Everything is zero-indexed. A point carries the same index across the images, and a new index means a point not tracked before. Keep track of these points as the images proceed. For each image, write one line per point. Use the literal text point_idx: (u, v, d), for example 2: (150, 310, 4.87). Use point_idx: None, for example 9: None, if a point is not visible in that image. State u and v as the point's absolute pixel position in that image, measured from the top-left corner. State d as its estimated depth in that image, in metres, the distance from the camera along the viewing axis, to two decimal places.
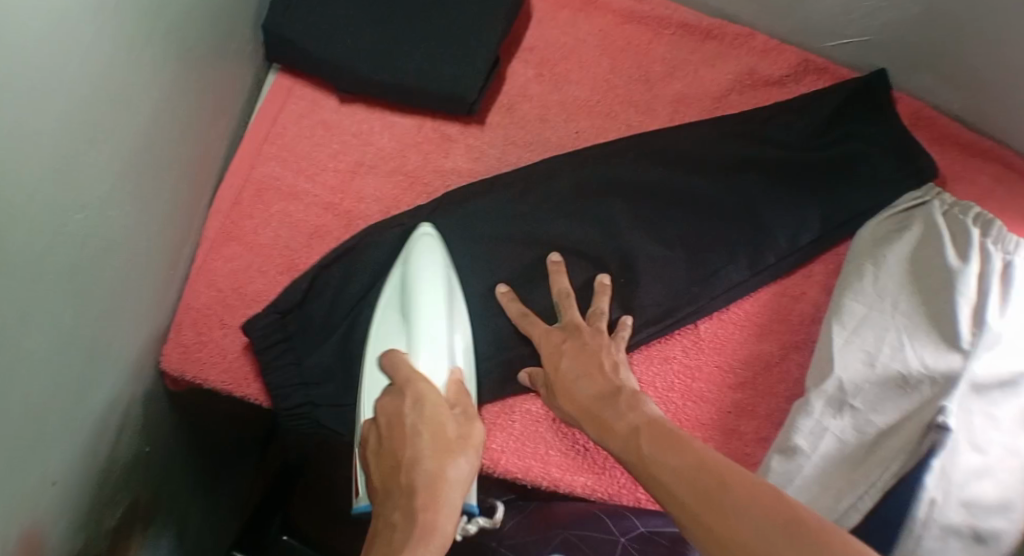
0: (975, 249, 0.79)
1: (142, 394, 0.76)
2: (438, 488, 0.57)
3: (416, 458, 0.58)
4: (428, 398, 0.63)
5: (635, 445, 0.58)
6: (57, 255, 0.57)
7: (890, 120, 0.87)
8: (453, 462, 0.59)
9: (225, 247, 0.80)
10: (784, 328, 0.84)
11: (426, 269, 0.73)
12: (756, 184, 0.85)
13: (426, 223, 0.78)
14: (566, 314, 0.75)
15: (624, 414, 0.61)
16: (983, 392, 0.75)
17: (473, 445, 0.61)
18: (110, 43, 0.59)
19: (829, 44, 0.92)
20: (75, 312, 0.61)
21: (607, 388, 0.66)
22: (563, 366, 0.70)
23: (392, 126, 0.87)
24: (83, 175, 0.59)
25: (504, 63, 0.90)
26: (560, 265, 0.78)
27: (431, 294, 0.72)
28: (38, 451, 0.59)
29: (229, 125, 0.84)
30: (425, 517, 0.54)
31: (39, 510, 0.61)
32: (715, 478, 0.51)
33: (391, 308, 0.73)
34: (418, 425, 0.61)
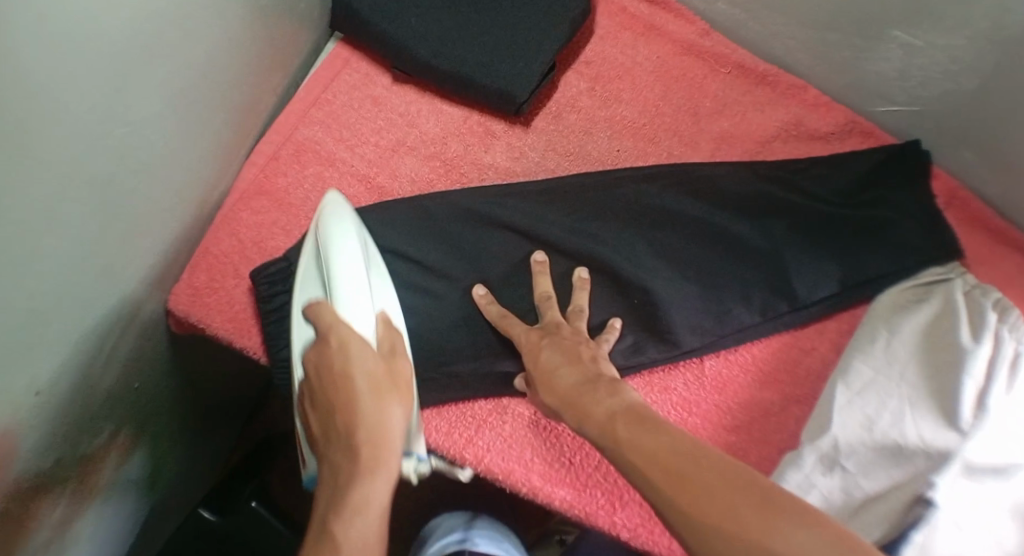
0: (990, 331, 0.79)
1: (143, 326, 0.79)
2: (377, 424, 0.64)
3: (353, 401, 0.65)
4: (354, 341, 0.67)
5: (610, 430, 0.62)
6: (73, 176, 0.62)
7: (923, 192, 0.88)
8: (389, 400, 0.66)
9: (255, 200, 0.83)
10: (788, 380, 0.84)
11: (334, 218, 0.74)
12: (783, 230, 0.86)
13: (335, 189, 0.79)
14: (546, 314, 0.77)
15: (603, 400, 0.64)
16: (973, 475, 0.75)
17: (402, 383, 0.68)
18: None
19: (879, 108, 0.94)
20: (82, 235, 0.65)
21: (589, 374, 0.69)
22: (543, 357, 0.72)
23: (440, 112, 0.89)
24: (106, 107, 0.63)
25: (559, 72, 0.92)
26: (585, 281, 0.80)
27: (351, 256, 0.72)
28: (27, 356, 0.63)
29: (281, 83, 0.87)
30: (368, 455, 0.62)
31: (18, 417, 0.64)
32: (685, 459, 0.56)
33: (312, 266, 0.74)
34: (349, 370, 0.66)
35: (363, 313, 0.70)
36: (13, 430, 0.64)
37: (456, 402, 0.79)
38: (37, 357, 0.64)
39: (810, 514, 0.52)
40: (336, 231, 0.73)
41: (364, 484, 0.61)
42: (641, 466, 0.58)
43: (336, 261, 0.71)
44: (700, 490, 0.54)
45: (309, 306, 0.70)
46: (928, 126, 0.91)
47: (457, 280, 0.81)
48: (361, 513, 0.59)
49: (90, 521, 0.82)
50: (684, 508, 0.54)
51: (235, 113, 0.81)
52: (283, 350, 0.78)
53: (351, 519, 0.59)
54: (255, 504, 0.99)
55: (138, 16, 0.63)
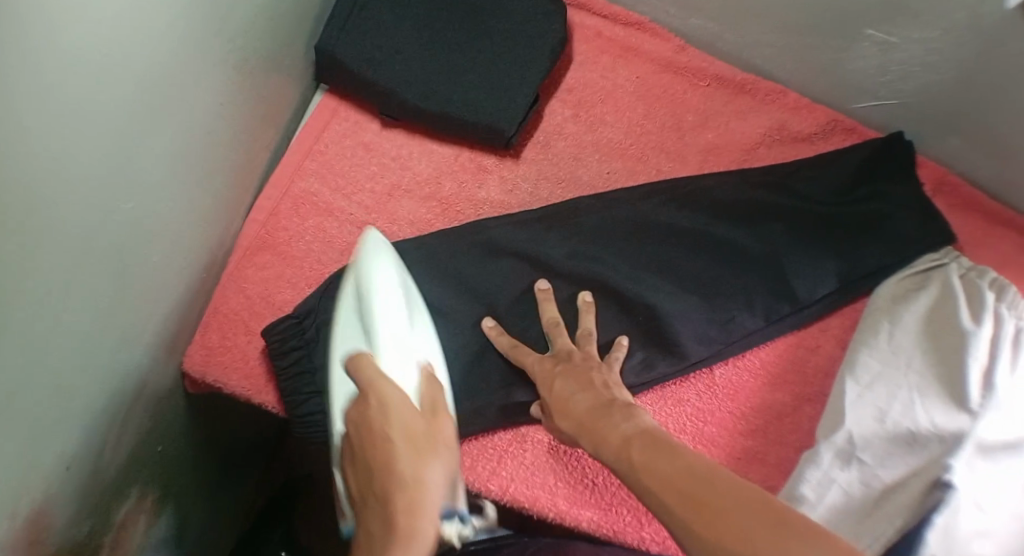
0: (990, 312, 0.81)
1: (161, 391, 0.81)
2: (416, 487, 0.64)
3: (393, 465, 0.65)
4: (393, 398, 0.68)
5: (628, 454, 0.64)
6: (86, 254, 0.63)
7: (909, 183, 0.90)
8: (428, 460, 0.66)
9: (259, 256, 0.85)
10: (799, 380, 0.85)
11: (378, 279, 0.75)
12: (779, 234, 0.87)
13: (371, 227, 0.80)
14: (555, 341, 0.79)
15: (618, 425, 0.67)
16: (988, 454, 0.77)
17: (445, 444, 0.68)
18: (143, 65, 0.65)
19: (859, 105, 0.96)
20: (96, 314, 0.67)
21: (602, 400, 0.71)
22: (557, 385, 0.74)
23: (430, 153, 0.90)
24: (110, 187, 0.64)
25: (543, 101, 0.94)
26: (589, 305, 0.82)
27: (394, 313, 0.74)
28: (54, 433, 0.65)
29: (273, 138, 0.89)
30: (404, 522, 0.61)
31: (48, 494, 0.66)
32: (699, 482, 0.58)
33: (349, 314, 0.76)
34: (389, 428, 0.67)
35: (403, 366, 0.72)
36: (45, 506, 0.66)
37: (472, 437, 0.80)
38: (62, 433, 0.66)
39: (821, 532, 0.53)
40: (380, 285, 0.74)
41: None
42: (658, 495, 0.60)
43: (377, 306, 0.73)
44: (712, 514, 0.56)
45: (350, 360, 0.71)
46: (911, 118, 0.93)
47: (465, 315, 0.83)
48: None
49: None
50: (698, 530, 0.56)
51: (232, 173, 0.83)
52: (304, 402, 0.79)
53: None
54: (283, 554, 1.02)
55: (135, 94, 0.65)
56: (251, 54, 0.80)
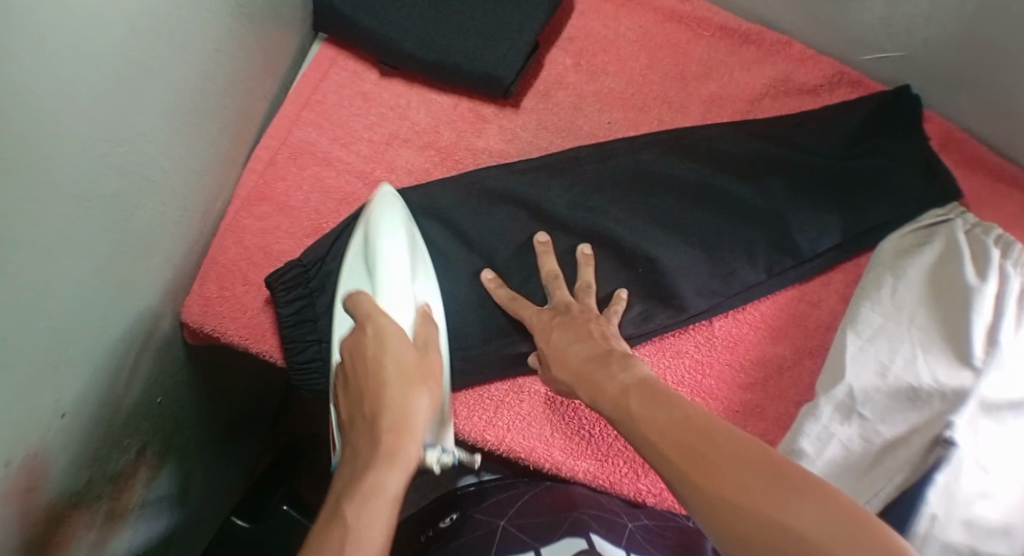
0: (996, 268, 0.80)
1: (160, 340, 0.81)
2: (402, 410, 0.64)
3: (383, 392, 0.64)
4: (390, 331, 0.68)
5: (625, 404, 0.64)
6: (85, 196, 0.63)
7: (916, 135, 0.89)
8: (416, 388, 0.65)
9: (258, 206, 0.84)
10: (800, 333, 0.85)
11: (386, 223, 0.76)
12: (783, 186, 0.86)
13: (387, 185, 0.81)
14: (554, 294, 0.78)
15: (615, 375, 0.66)
16: (992, 412, 0.76)
17: (431, 376, 0.68)
18: (138, 7, 0.64)
19: (866, 57, 0.94)
20: (95, 255, 0.67)
21: (599, 350, 0.70)
22: (554, 337, 0.74)
23: (429, 102, 0.89)
24: (107, 129, 0.64)
25: (543, 51, 0.92)
26: (588, 257, 0.81)
27: (396, 253, 0.74)
28: (52, 376, 0.65)
29: (271, 87, 0.88)
30: (389, 445, 0.61)
31: (48, 438, 0.66)
32: (698, 434, 0.58)
33: (358, 251, 0.77)
34: (382, 358, 0.67)
35: (402, 303, 0.72)
36: (45, 449, 0.66)
37: (472, 386, 0.81)
38: (60, 379, 0.66)
39: (822, 488, 0.53)
40: (386, 229, 0.76)
41: (380, 473, 0.59)
42: (655, 445, 0.59)
43: (383, 240, 0.75)
44: (713, 468, 0.55)
45: (349, 296, 0.71)
46: (919, 71, 0.92)
47: (463, 265, 0.82)
48: (374, 503, 0.58)
49: (127, 537, 0.84)
50: (697, 482, 0.56)
51: (231, 122, 0.82)
52: (301, 352, 0.79)
53: (364, 505, 0.57)
54: (287, 506, 1.01)
55: (128, 35, 0.64)
56: (247, 1, 0.79)
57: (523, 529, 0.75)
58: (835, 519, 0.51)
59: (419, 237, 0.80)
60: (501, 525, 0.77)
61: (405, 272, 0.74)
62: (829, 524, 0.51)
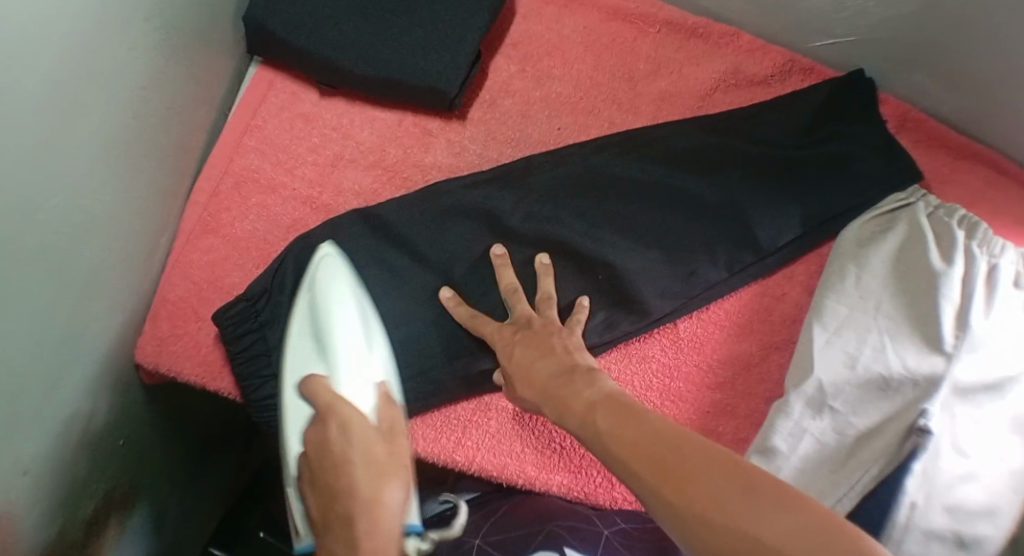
0: (960, 250, 0.80)
1: (116, 386, 0.79)
2: (376, 514, 0.61)
3: (353, 493, 0.62)
4: (354, 419, 0.65)
5: (593, 420, 0.62)
6: (22, 251, 0.61)
7: (870, 121, 0.87)
8: (387, 486, 0.63)
9: (204, 239, 0.82)
10: (766, 328, 0.84)
11: (332, 294, 0.73)
12: (740, 181, 0.85)
13: (329, 242, 0.79)
14: (515, 308, 0.76)
15: (581, 390, 0.65)
16: (969, 396, 0.76)
17: (402, 465, 0.65)
18: (63, 51, 0.62)
19: (816, 43, 0.93)
20: (42, 308, 0.65)
21: (563, 366, 0.69)
22: (516, 354, 0.72)
23: (373, 120, 0.88)
24: (40, 177, 0.62)
25: (486, 58, 0.90)
26: (548, 267, 0.79)
27: (350, 330, 0.72)
28: (7, 438, 0.63)
29: (210, 114, 0.86)
30: (369, 552, 0.59)
31: (9, 500, 0.64)
32: (667, 448, 0.56)
33: (307, 331, 0.74)
34: (349, 453, 0.64)
35: (362, 380, 0.70)
36: (6, 512, 0.64)
37: (438, 408, 0.80)
38: (14, 439, 0.64)
39: (794, 495, 0.51)
40: (334, 302, 0.73)
41: None
42: (624, 458, 0.58)
43: (333, 317, 0.72)
44: (682, 482, 0.54)
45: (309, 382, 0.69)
46: (869, 53, 0.90)
47: (418, 285, 0.80)
48: None
49: None
50: (667, 496, 0.54)
51: (170, 155, 0.80)
52: (257, 389, 0.77)
53: None
54: (264, 533, 0.99)
55: (54, 81, 0.62)
56: (177, 30, 0.76)
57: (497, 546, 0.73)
58: (807, 527, 0.49)
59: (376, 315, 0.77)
60: (476, 543, 0.75)
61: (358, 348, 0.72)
62: (802, 531, 0.49)
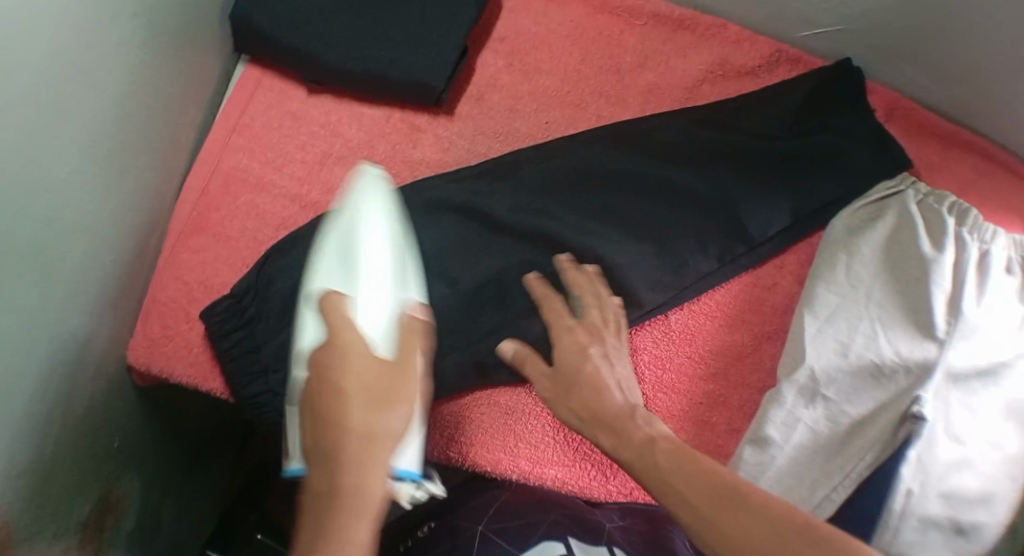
0: (950, 237, 0.80)
1: (109, 388, 0.79)
2: (381, 435, 0.54)
3: (332, 419, 0.54)
4: (357, 325, 0.62)
5: (649, 456, 0.59)
6: (11, 251, 0.61)
7: (858, 109, 0.88)
8: (405, 396, 0.56)
9: (193, 239, 0.82)
10: (756, 319, 0.84)
11: (365, 212, 0.70)
12: (730, 171, 0.85)
13: (370, 165, 0.77)
14: (587, 311, 0.74)
15: (643, 427, 0.61)
16: (962, 382, 0.75)
17: (414, 376, 0.58)
18: (49, 49, 0.62)
19: (804, 33, 0.92)
20: (31, 308, 0.65)
21: (623, 406, 0.65)
22: (583, 370, 0.68)
23: (361, 117, 0.88)
24: (27, 177, 0.62)
25: (473, 54, 0.90)
26: (588, 271, 0.76)
27: (375, 244, 0.69)
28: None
29: (198, 114, 0.86)
30: (361, 475, 0.52)
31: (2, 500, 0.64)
32: (730, 488, 0.54)
33: (334, 251, 0.70)
34: (365, 363, 0.60)
35: (380, 289, 0.66)
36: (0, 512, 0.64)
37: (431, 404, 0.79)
38: (4, 437, 0.64)
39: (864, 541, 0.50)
40: (371, 225, 0.70)
41: (345, 518, 0.51)
42: (680, 493, 0.55)
43: (365, 234, 0.69)
44: (743, 520, 0.52)
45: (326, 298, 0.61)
46: (856, 43, 0.90)
47: None
48: (335, 549, 0.49)
49: None
50: (727, 534, 0.52)
51: (158, 154, 0.80)
52: (248, 386, 0.77)
53: (326, 553, 0.49)
54: (260, 536, 1.01)
55: (40, 79, 0.62)
56: (164, 28, 0.76)
57: (502, 535, 0.74)
58: None
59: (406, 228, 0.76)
60: (477, 530, 0.76)
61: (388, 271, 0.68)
62: None
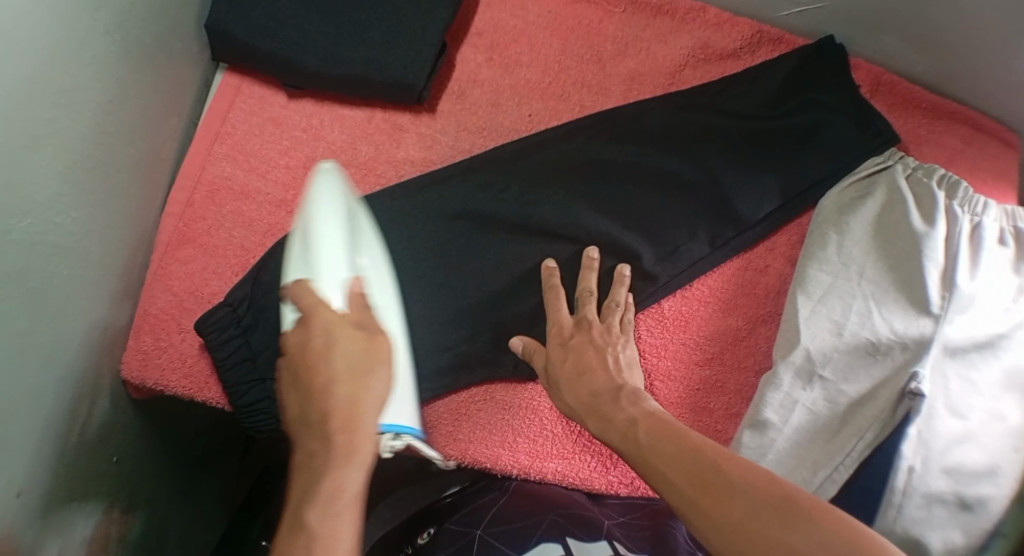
0: (942, 211, 0.80)
1: (106, 403, 0.79)
2: (355, 406, 0.59)
3: (327, 385, 0.59)
4: (330, 319, 0.62)
5: (634, 436, 0.61)
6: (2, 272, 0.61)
7: (843, 87, 0.86)
8: (370, 377, 0.60)
9: (182, 250, 0.82)
10: (750, 302, 0.83)
11: (321, 200, 0.71)
12: (716, 154, 0.84)
13: (329, 161, 0.75)
14: (583, 308, 0.75)
15: (625, 408, 0.64)
16: (958, 355, 0.75)
17: (384, 360, 0.61)
18: (27, 69, 0.62)
19: (784, 13, 0.91)
20: (23, 328, 0.65)
21: (608, 386, 0.68)
22: (567, 358, 0.72)
23: (343, 118, 0.87)
24: (13, 198, 0.62)
25: (453, 49, 0.90)
26: (592, 263, 0.78)
27: (327, 233, 0.69)
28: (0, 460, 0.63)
29: (179, 125, 0.85)
30: (345, 441, 0.58)
31: (6, 521, 0.64)
32: (708, 462, 0.55)
33: (299, 241, 0.71)
34: (327, 351, 0.60)
35: (336, 268, 0.67)
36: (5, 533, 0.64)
37: (428, 403, 0.79)
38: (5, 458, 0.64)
39: (827, 508, 0.50)
40: (321, 208, 0.70)
41: (337, 477, 0.57)
42: (662, 471, 0.56)
43: (319, 219, 0.69)
44: (721, 495, 0.53)
45: (291, 287, 0.64)
46: (836, 20, 0.89)
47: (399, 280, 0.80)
48: (335, 509, 0.56)
49: None
50: (705, 510, 0.53)
51: (141, 167, 0.79)
52: (245, 395, 0.77)
53: (326, 515, 0.56)
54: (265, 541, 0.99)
55: (20, 99, 0.61)
56: (139, 43, 0.76)
57: (500, 538, 0.73)
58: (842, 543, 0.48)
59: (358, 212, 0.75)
60: (476, 534, 0.75)
61: (344, 254, 0.69)
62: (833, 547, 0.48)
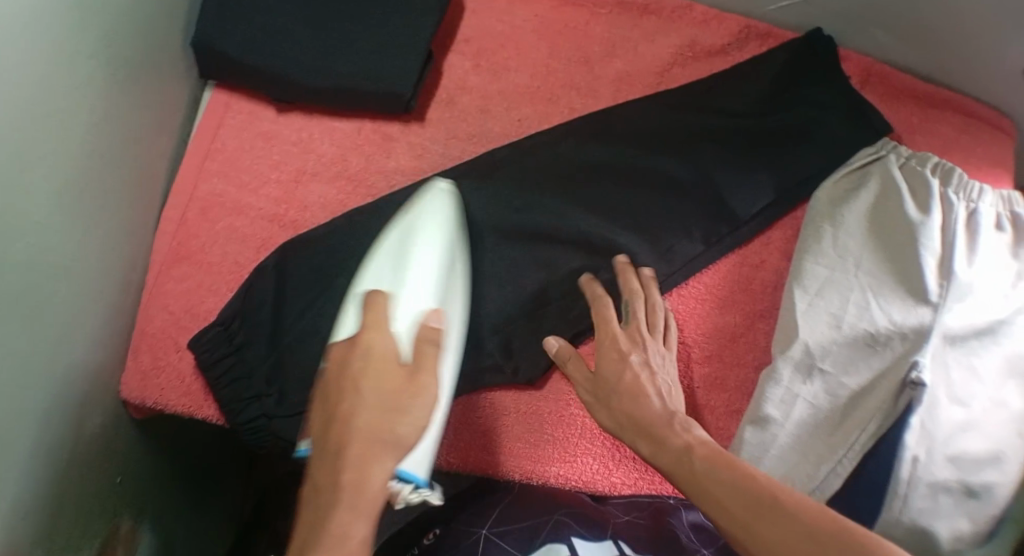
0: (936, 199, 0.80)
1: (105, 424, 0.78)
2: (389, 435, 0.56)
3: (355, 408, 0.56)
4: (382, 333, 0.61)
5: (688, 464, 0.59)
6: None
7: (832, 79, 0.87)
8: (411, 405, 0.57)
9: (176, 268, 0.82)
10: (747, 298, 0.83)
11: (425, 226, 0.73)
12: (706, 151, 0.84)
13: (449, 181, 0.79)
14: (631, 314, 0.75)
15: (680, 434, 0.62)
16: (958, 343, 0.75)
17: (423, 389, 0.58)
18: (20, 93, 0.62)
19: (771, 7, 0.91)
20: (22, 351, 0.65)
21: (662, 412, 0.66)
22: (623, 377, 0.69)
23: (332, 131, 0.87)
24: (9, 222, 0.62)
25: (439, 57, 0.90)
26: (627, 265, 0.78)
27: (422, 261, 0.71)
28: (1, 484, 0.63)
29: (169, 143, 0.85)
30: (360, 470, 0.54)
31: (9, 544, 0.64)
32: (764, 492, 0.54)
33: (388, 255, 0.73)
34: (367, 372, 0.58)
35: (423, 290, 0.69)
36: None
37: None
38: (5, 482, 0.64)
39: (870, 540, 0.49)
40: (422, 233, 0.73)
41: (347, 509, 0.53)
42: (719, 501, 0.56)
43: (417, 243, 0.72)
44: (777, 524, 0.52)
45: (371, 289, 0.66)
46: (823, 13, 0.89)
47: None
48: (337, 538, 0.52)
49: None
50: (767, 542, 0.52)
51: (133, 187, 0.79)
52: (244, 411, 0.77)
53: (328, 542, 0.52)
54: None
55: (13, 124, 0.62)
56: (127, 63, 0.76)
57: (507, 539, 0.78)
58: None
59: (464, 239, 0.78)
60: (483, 533, 0.79)
61: (433, 283, 0.70)
62: None
